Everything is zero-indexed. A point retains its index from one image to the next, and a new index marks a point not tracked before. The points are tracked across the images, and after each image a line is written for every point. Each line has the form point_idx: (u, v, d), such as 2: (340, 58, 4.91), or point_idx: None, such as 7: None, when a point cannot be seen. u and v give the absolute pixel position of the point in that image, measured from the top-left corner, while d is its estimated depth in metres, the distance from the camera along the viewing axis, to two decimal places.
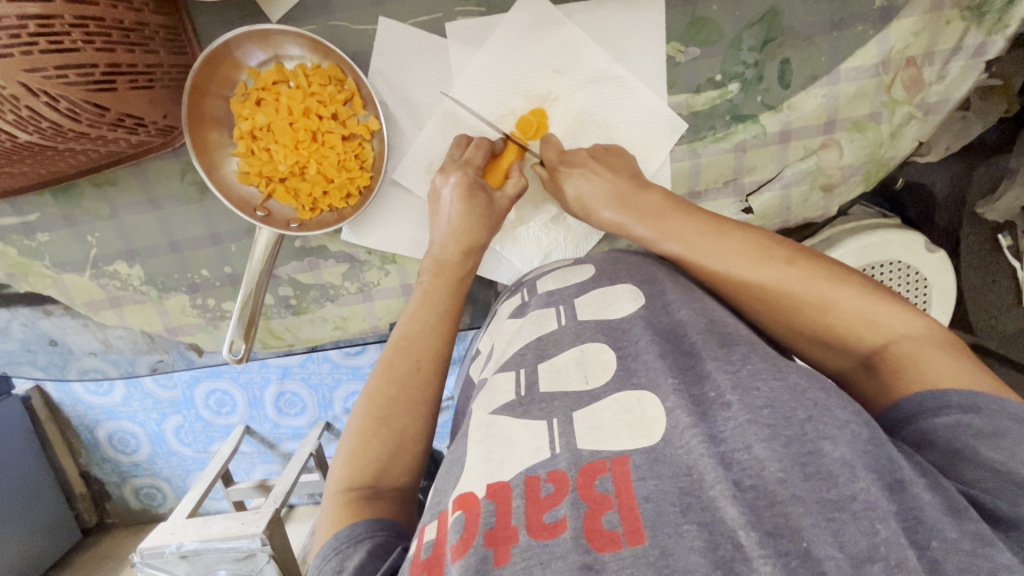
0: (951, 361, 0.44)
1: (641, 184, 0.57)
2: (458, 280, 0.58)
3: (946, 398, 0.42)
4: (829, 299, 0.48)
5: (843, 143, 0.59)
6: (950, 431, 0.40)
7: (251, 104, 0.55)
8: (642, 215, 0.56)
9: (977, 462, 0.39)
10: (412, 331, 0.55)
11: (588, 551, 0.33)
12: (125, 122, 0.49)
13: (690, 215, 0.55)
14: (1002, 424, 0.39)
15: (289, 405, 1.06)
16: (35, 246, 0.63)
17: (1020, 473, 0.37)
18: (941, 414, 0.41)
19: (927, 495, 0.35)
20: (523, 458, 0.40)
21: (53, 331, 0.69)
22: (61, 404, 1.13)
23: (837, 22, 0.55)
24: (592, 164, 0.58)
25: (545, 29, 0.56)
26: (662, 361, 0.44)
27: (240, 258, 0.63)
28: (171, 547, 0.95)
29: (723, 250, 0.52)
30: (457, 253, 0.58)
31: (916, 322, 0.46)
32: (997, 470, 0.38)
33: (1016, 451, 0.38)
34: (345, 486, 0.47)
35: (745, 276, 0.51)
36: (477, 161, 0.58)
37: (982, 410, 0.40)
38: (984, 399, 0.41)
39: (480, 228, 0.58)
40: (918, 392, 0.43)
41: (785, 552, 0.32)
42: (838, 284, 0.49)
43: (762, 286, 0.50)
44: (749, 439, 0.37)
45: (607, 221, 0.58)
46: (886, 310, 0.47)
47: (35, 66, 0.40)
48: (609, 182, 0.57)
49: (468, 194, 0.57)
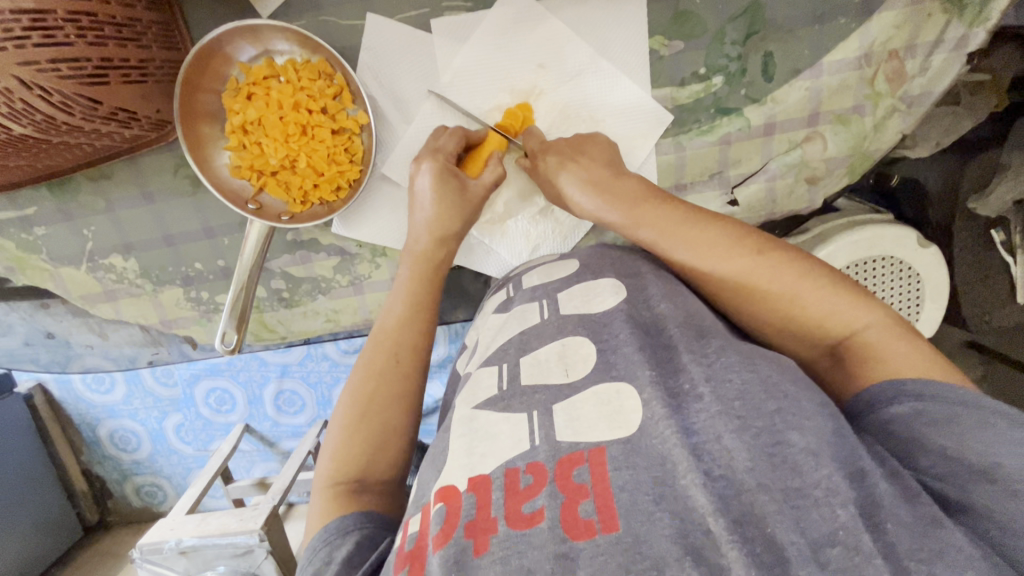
0: (911, 352, 0.45)
1: (617, 169, 0.57)
2: (433, 272, 0.59)
3: (905, 387, 0.42)
4: (798, 288, 0.49)
5: (827, 136, 0.60)
6: (905, 420, 0.41)
7: (241, 98, 0.56)
8: (615, 201, 0.56)
9: (932, 451, 0.39)
10: (390, 324, 0.56)
11: (564, 540, 0.34)
12: (118, 115, 0.50)
13: (664, 203, 0.55)
14: (956, 410, 0.40)
15: (286, 402, 1.07)
16: (33, 240, 0.64)
17: (970, 458, 0.38)
18: (895, 403, 0.42)
19: (890, 483, 0.36)
20: (504, 450, 0.41)
21: (51, 325, 0.70)
22: (62, 401, 1.14)
23: (818, 16, 0.56)
24: (569, 151, 0.58)
25: (530, 25, 0.57)
26: (641, 354, 0.45)
27: (233, 251, 0.64)
28: (169, 543, 0.96)
29: (696, 239, 0.52)
30: (427, 242, 0.59)
31: (880, 313, 0.47)
32: (951, 458, 0.38)
33: (966, 436, 0.39)
34: (333, 480, 0.48)
35: (717, 262, 0.51)
36: (450, 147, 0.58)
37: (939, 398, 0.41)
38: (943, 389, 0.41)
39: (454, 218, 0.59)
40: (879, 382, 0.44)
41: (752, 537, 0.33)
42: (806, 276, 0.49)
43: (731, 274, 0.51)
44: (719, 430, 0.38)
45: (582, 207, 0.58)
46: (851, 302, 0.48)
47: (28, 59, 0.41)
48: (586, 168, 0.57)
49: (440, 180, 0.57)
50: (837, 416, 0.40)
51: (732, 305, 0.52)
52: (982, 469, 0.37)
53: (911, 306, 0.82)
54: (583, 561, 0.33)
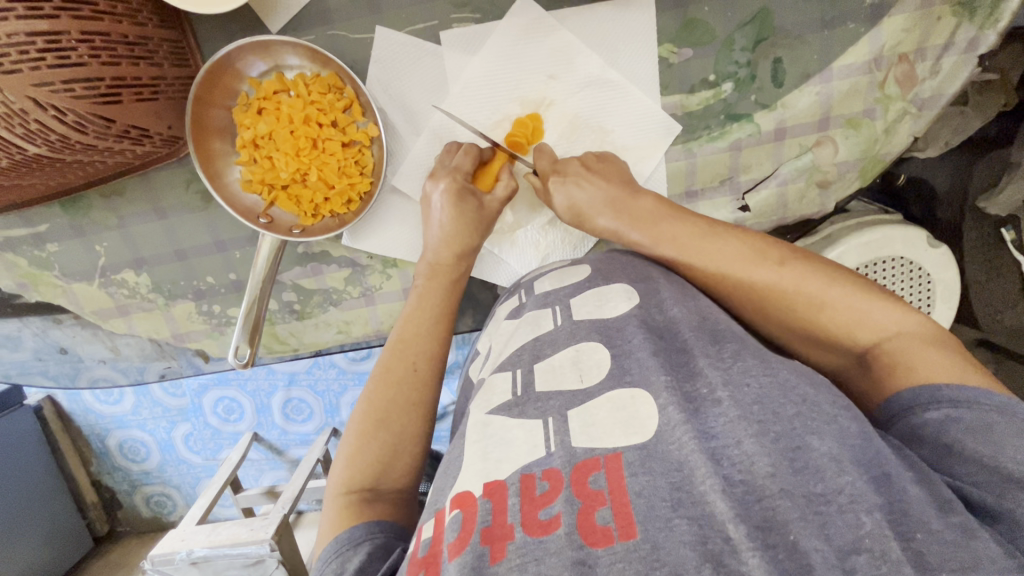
0: (943, 356, 0.45)
1: (633, 190, 0.58)
2: (452, 284, 0.59)
3: (940, 392, 0.42)
4: (827, 296, 0.50)
5: (837, 140, 0.59)
6: (939, 427, 0.41)
7: (252, 113, 0.56)
8: (637, 222, 0.57)
9: (968, 459, 0.39)
10: (408, 333, 0.56)
11: (582, 547, 0.34)
12: (131, 133, 0.50)
13: (684, 217, 0.56)
14: (990, 418, 0.40)
15: (296, 411, 1.07)
16: (45, 257, 0.64)
17: (1007, 467, 0.37)
18: (931, 408, 0.42)
19: (913, 491, 0.36)
20: (521, 455, 0.41)
21: (64, 340, 0.70)
22: (72, 414, 1.15)
23: (827, 21, 0.56)
24: (585, 172, 0.59)
25: (538, 35, 0.57)
26: (655, 359, 0.45)
27: (244, 265, 0.64)
28: (181, 553, 0.96)
29: (719, 253, 0.54)
30: (450, 257, 0.59)
31: (911, 320, 0.47)
32: (987, 466, 0.38)
33: (1004, 444, 0.38)
34: (346, 490, 0.48)
35: (742, 274, 0.53)
36: (466, 166, 0.59)
37: (974, 405, 0.41)
38: (977, 394, 0.41)
39: (469, 232, 0.60)
40: (911, 387, 0.44)
41: (774, 544, 0.32)
42: (831, 285, 0.50)
43: (755, 286, 0.52)
44: (739, 435, 0.38)
45: (603, 228, 0.59)
46: (878, 310, 0.48)
47: (43, 81, 0.41)
48: (603, 189, 0.58)
49: (458, 199, 0.58)
50: (859, 419, 0.40)
51: (756, 315, 0.53)
52: (1021, 478, 0.36)
53: (922, 306, 0.81)
54: (601, 568, 0.32)
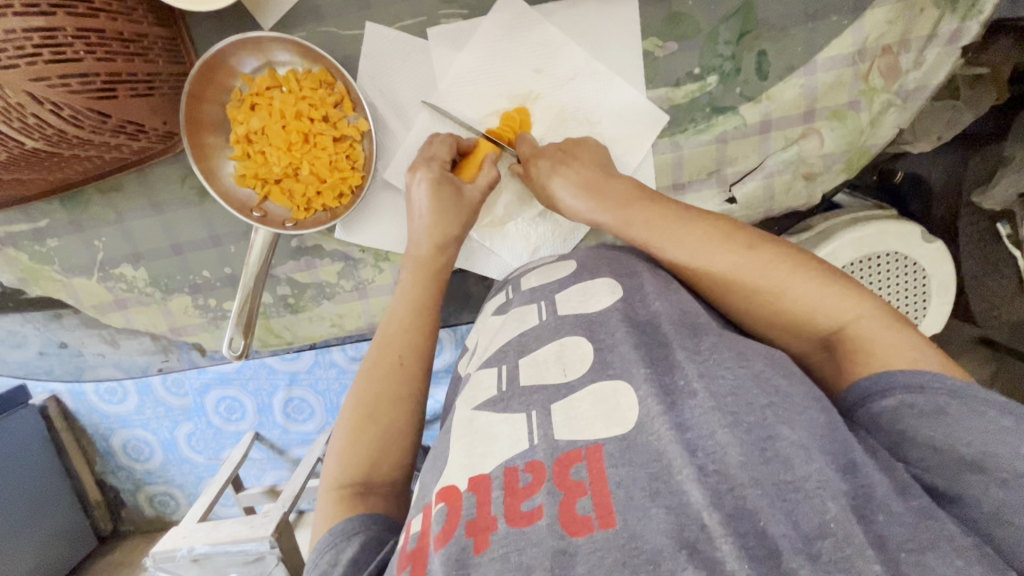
0: (901, 342, 0.45)
1: (607, 173, 0.58)
2: (436, 279, 0.60)
3: (895, 378, 0.42)
4: (789, 282, 0.49)
5: (823, 132, 0.60)
6: (893, 414, 0.41)
7: (245, 109, 0.58)
8: (607, 204, 0.57)
9: (921, 443, 0.39)
10: (393, 328, 0.57)
11: (563, 537, 0.35)
12: (127, 128, 0.51)
13: (654, 202, 0.56)
14: (942, 401, 0.40)
15: (296, 409, 1.08)
16: (46, 252, 0.66)
17: (961, 450, 0.38)
18: (886, 395, 0.42)
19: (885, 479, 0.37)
20: (502, 449, 0.42)
21: (64, 335, 0.71)
22: (76, 412, 1.16)
23: (811, 13, 0.56)
24: (562, 155, 0.59)
25: (526, 30, 0.58)
26: (637, 351, 0.45)
27: (239, 259, 0.65)
28: (182, 551, 0.97)
29: (686, 240, 0.53)
30: (428, 247, 0.60)
31: (872, 305, 0.47)
32: (938, 449, 0.39)
33: (954, 428, 0.39)
34: (338, 484, 0.48)
35: (707, 258, 0.52)
36: (442, 155, 0.60)
37: (925, 390, 0.41)
38: (929, 378, 0.41)
39: (451, 221, 0.60)
40: (871, 375, 0.44)
41: (745, 532, 0.33)
42: (795, 271, 0.50)
43: (719, 270, 0.52)
44: (713, 426, 0.38)
45: (574, 211, 0.59)
46: (841, 295, 0.48)
47: (39, 75, 0.43)
48: (576, 173, 0.58)
49: (436, 189, 0.59)
50: (828, 409, 0.41)
51: (722, 301, 0.53)
52: (973, 460, 0.37)
53: (917, 302, 0.82)
54: (580, 558, 0.33)
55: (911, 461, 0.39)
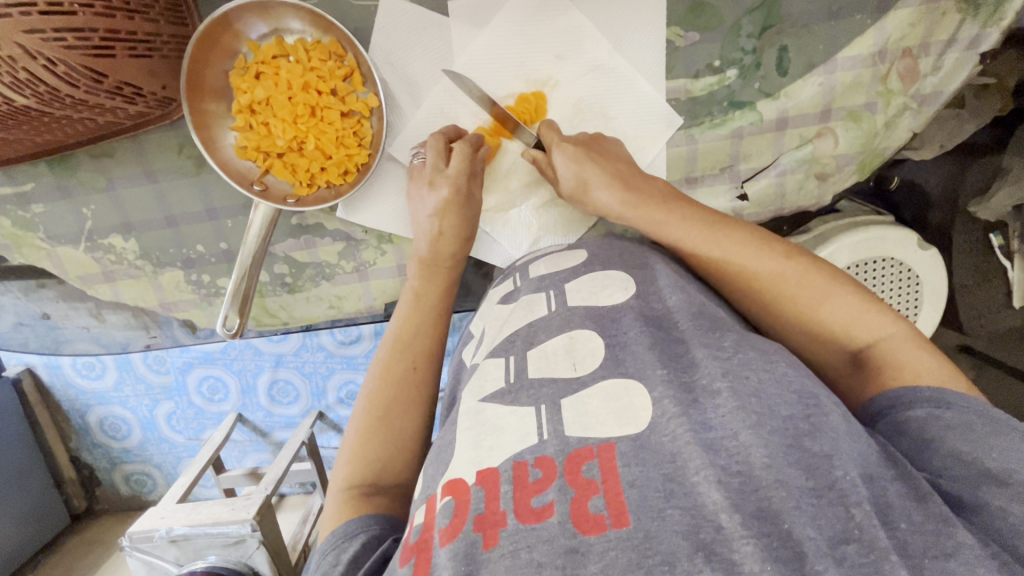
0: (929, 362, 0.46)
1: (640, 172, 0.58)
2: (446, 287, 0.58)
3: (922, 392, 0.44)
4: (825, 293, 0.50)
5: (838, 132, 0.60)
6: (922, 423, 0.42)
7: (250, 77, 0.55)
8: (641, 200, 0.56)
9: (946, 453, 0.39)
10: (406, 334, 0.55)
11: (575, 535, 0.33)
12: (123, 90, 0.49)
13: (689, 205, 0.55)
14: (969, 418, 0.41)
15: (281, 392, 1.05)
16: (30, 218, 0.63)
17: (984, 462, 0.38)
18: (916, 406, 0.43)
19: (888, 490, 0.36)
20: (512, 442, 0.40)
21: (46, 306, 0.68)
22: (51, 387, 1.11)
23: (835, 11, 0.56)
24: (591, 147, 0.58)
25: (549, 15, 0.57)
26: (651, 353, 0.44)
27: (236, 235, 0.63)
28: (160, 531, 0.95)
29: (726, 239, 0.53)
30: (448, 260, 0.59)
31: (902, 324, 0.48)
32: (964, 460, 0.38)
33: (982, 445, 0.39)
34: (346, 486, 0.47)
35: (744, 261, 0.52)
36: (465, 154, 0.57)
37: (953, 406, 0.42)
38: (954, 396, 0.43)
39: (461, 230, 0.59)
40: (898, 387, 0.45)
41: (768, 533, 0.32)
42: (833, 283, 0.50)
43: (760, 278, 0.51)
44: (736, 426, 0.37)
45: (602, 205, 0.57)
46: (873, 311, 0.49)
47: (32, 28, 0.40)
48: (609, 167, 0.57)
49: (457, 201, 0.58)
50: (847, 417, 0.40)
51: (746, 303, 0.53)
52: (998, 473, 0.37)
53: (910, 307, 0.82)
54: (593, 557, 0.32)
55: (934, 469, 0.39)
